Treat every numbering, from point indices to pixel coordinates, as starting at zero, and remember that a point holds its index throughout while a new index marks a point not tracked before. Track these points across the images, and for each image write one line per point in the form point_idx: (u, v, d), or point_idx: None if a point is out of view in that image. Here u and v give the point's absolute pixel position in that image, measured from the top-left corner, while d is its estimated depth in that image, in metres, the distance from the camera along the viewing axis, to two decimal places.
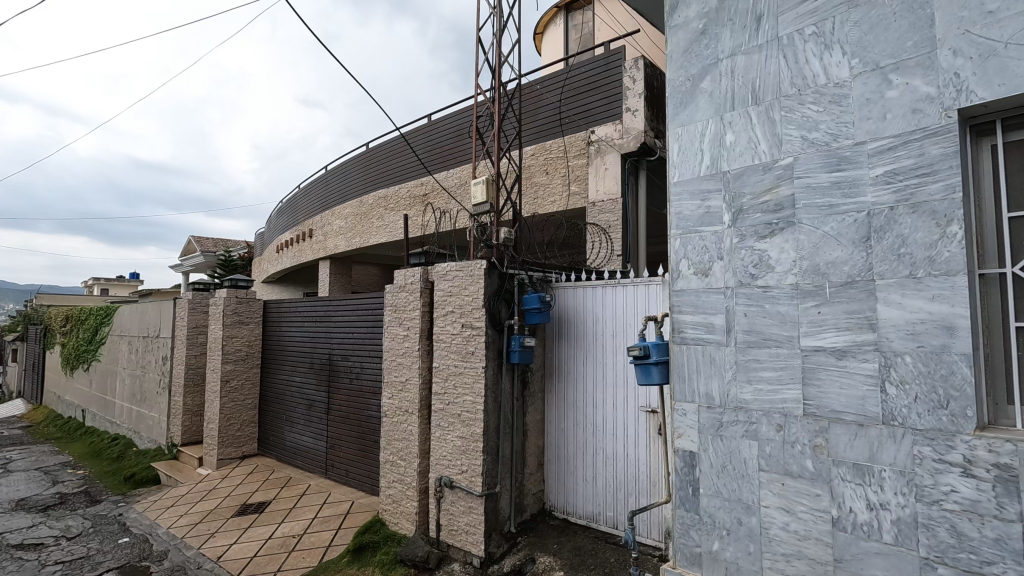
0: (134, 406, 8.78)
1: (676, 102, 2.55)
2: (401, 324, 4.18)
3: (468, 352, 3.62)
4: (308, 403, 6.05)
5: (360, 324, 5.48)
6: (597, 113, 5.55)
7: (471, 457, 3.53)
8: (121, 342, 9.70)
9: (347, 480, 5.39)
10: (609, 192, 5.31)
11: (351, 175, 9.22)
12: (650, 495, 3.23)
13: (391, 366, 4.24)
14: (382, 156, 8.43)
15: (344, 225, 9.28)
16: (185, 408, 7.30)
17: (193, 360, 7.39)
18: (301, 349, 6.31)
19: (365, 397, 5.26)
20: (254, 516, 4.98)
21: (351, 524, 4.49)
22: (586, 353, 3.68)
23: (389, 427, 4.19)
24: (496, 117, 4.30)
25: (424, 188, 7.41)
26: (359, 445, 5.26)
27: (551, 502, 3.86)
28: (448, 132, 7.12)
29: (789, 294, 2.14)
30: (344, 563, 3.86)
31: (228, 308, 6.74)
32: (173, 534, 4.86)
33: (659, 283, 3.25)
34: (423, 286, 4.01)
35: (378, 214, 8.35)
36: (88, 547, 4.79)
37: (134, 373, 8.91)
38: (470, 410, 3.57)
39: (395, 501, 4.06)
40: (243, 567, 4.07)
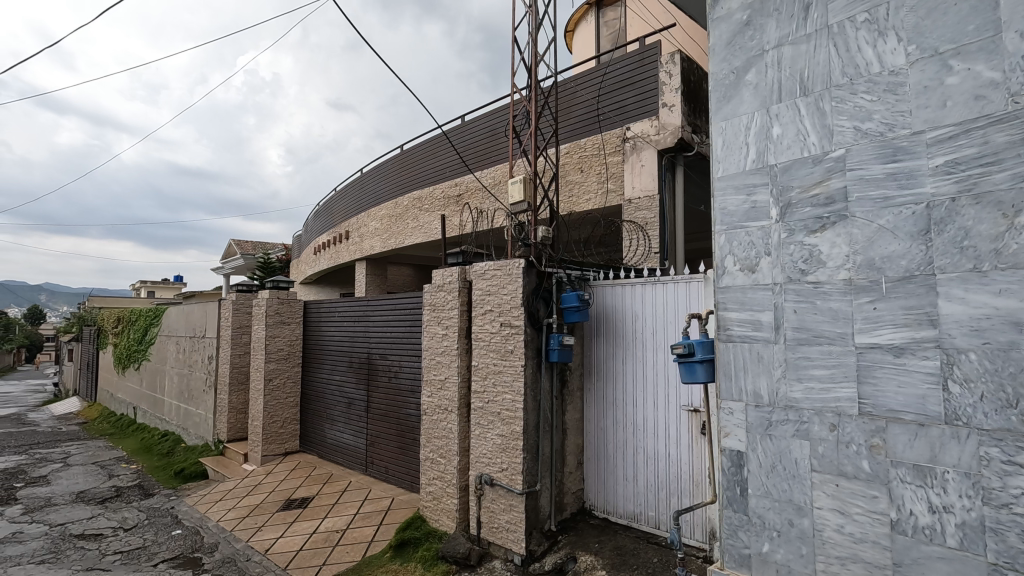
0: (182, 404, 9.13)
1: (720, 96, 2.51)
2: (439, 322, 4.23)
3: (507, 351, 3.64)
4: (347, 401, 6.17)
5: (398, 323, 5.57)
6: (632, 109, 5.50)
7: (511, 455, 3.54)
8: (169, 342, 10.10)
9: (387, 477, 5.48)
10: (645, 189, 5.26)
11: (386, 177, 9.37)
12: (693, 495, 3.19)
13: (430, 364, 4.29)
14: (417, 156, 8.54)
15: (380, 226, 9.45)
16: (230, 406, 7.53)
17: (237, 359, 7.63)
18: (340, 349, 6.45)
19: (404, 395, 5.35)
20: (298, 511, 5.12)
21: (392, 520, 4.56)
22: (626, 352, 3.64)
23: (429, 425, 4.25)
24: (533, 115, 4.29)
25: (458, 188, 7.48)
26: (399, 442, 5.35)
27: (590, 501, 3.84)
28: (482, 131, 7.19)
29: (841, 290, 2.08)
30: (386, 558, 3.93)
31: (270, 308, 6.93)
32: (222, 527, 5.03)
33: (701, 279, 3.19)
34: (461, 286, 4.05)
35: (413, 215, 8.46)
36: (144, 538, 5.00)
37: (182, 372, 9.27)
38: (510, 408, 3.58)
39: (435, 497, 4.11)
40: (289, 561, 4.18)
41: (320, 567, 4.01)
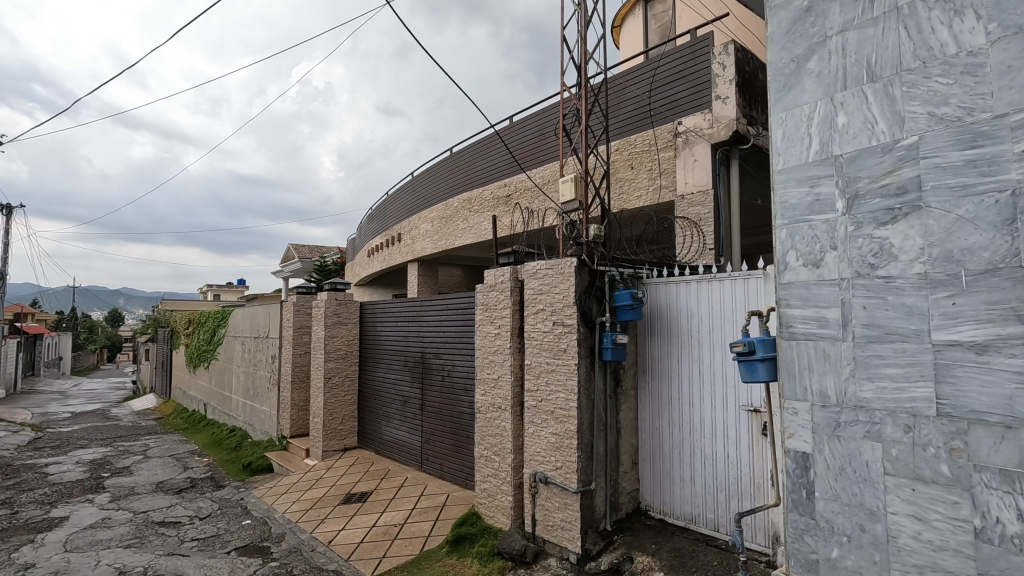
0: (248, 401, 9.60)
1: (780, 85, 2.43)
2: (491, 322, 4.29)
3: (561, 350, 3.64)
4: (403, 399, 6.33)
5: (451, 322, 5.67)
6: (684, 103, 5.39)
7: (566, 454, 3.55)
8: (235, 342, 10.65)
9: (442, 473, 5.60)
10: (699, 184, 5.14)
11: (436, 180, 9.56)
12: (754, 498, 3.11)
13: (483, 363, 4.35)
14: (466, 158, 8.66)
15: (430, 228, 9.65)
16: (292, 403, 7.87)
17: (298, 358, 7.96)
18: (395, 348, 6.63)
19: (457, 393, 5.44)
20: (358, 504, 5.30)
21: (448, 516, 4.65)
22: (681, 350, 3.58)
23: (483, 423, 4.31)
24: (583, 114, 4.28)
25: (507, 189, 7.54)
26: (453, 440, 5.45)
27: (646, 502, 3.80)
28: (531, 131, 7.22)
29: (915, 284, 1.98)
30: (444, 553, 4.02)
31: (329, 309, 7.20)
32: (288, 518, 5.28)
33: (760, 276, 3.11)
34: (513, 285, 4.08)
35: (464, 217, 8.58)
36: (218, 527, 5.30)
37: (248, 370, 9.76)
38: (563, 407, 3.59)
39: (490, 495, 4.16)
40: (351, 552, 4.34)
41: (381, 560, 4.13)
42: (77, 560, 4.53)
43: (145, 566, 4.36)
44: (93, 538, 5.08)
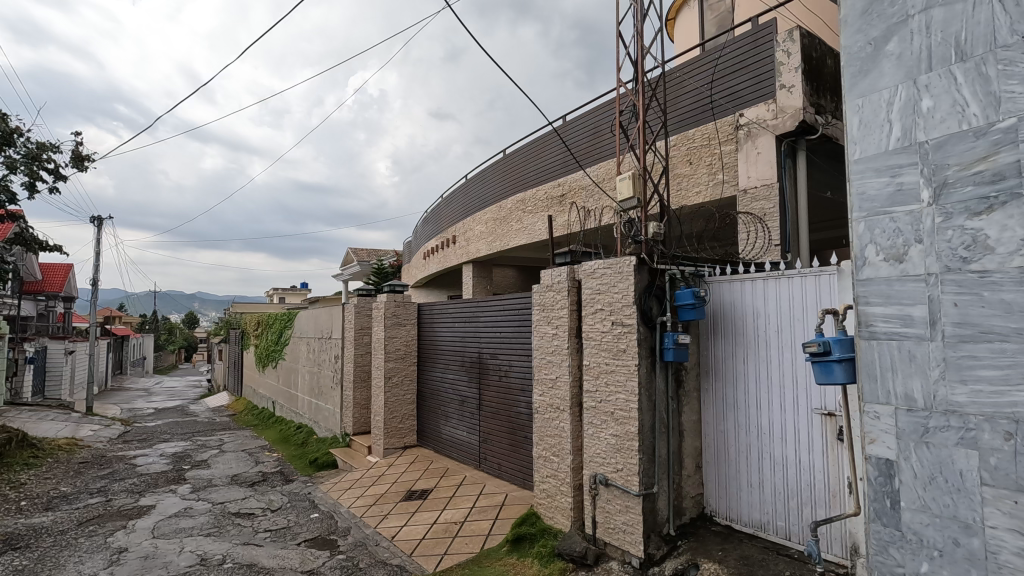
0: (313, 399, 10.01)
1: (856, 70, 2.28)
2: (549, 322, 4.28)
3: (620, 350, 3.59)
4: (460, 399, 6.42)
5: (507, 323, 5.70)
6: (746, 94, 5.20)
7: (627, 456, 3.49)
8: (300, 343, 11.14)
9: (500, 473, 5.64)
10: (762, 177, 4.94)
11: (490, 182, 9.65)
12: (829, 506, 2.96)
13: (541, 364, 4.35)
14: (519, 159, 8.70)
15: (484, 229, 9.75)
16: (355, 401, 8.15)
17: (360, 358, 8.23)
18: (452, 348, 6.74)
19: (514, 393, 5.47)
20: (419, 502, 5.42)
21: (507, 515, 4.67)
22: (746, 350, 3.45)
23: (541, 423, 4.30)
24: (640, 109, 4.20)
25: (561, 189, 7.52)
26: (510, 440, 5.48)
27: (711, 507, 3.68)
28: (585, 130, 7.16)
29: (1015, 279, 1.80)
30: (504, 552, 4.04)
31: (388, 311, 7.39)
32: (353, 513, 5.48)
33: (833, 272, 2.95)
34: (571, 285, 4.06)
35: (517, 217, 8.62)
36: (288, 519, 5.55)
37: (312, 370, 10.17)
38: (624, 408, 3.53)
39: (549, 495, 4.15)
40: (414, 548, 4.44)
41: (442, 556, 4.21)
42: (163, 546, 4.86)
43: (223, 553, 4.62)
44: (177, 526, 5.43)
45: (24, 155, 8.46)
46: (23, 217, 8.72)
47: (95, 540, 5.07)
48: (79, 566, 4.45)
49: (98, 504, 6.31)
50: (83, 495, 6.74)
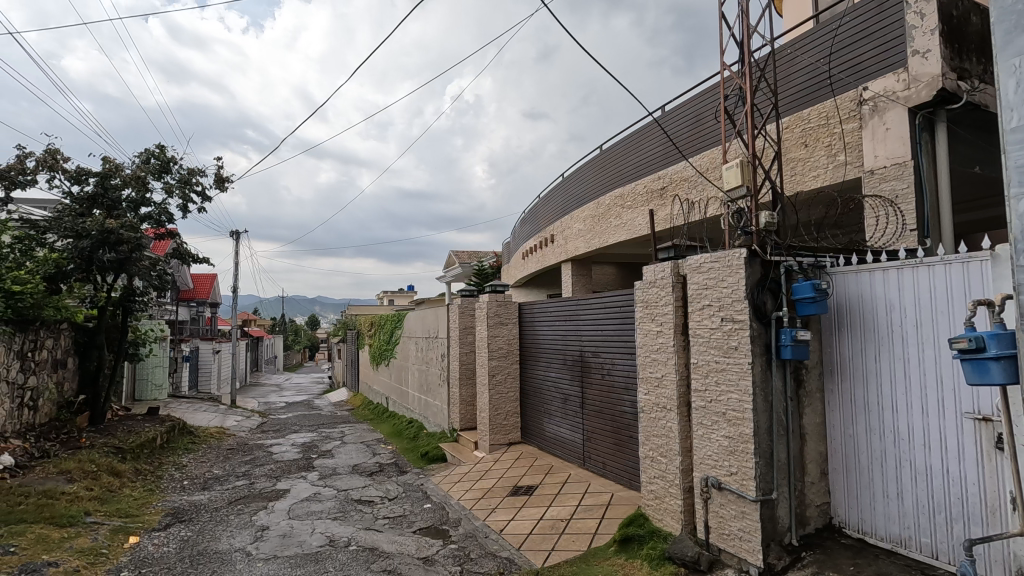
0: (422, 395, 10.55)
1: (1010, 26, 1.93)
2: (653, 319, 4.17)
3: (731, 348, 3.41)
4: (564, 397, 6.43)
5: (609, 321, 5.64)
6: (871, 65, 4.73)
7: (741, 459, 3.31)
8: (409, 342, 11.78)
9: (605, 472, 5.58)
10: (893, 155, 4.45)
11: (587, 179, 9.59)
12: (987, 523, 2.61)
13: (646, 362, 4.26)
14: (617, 154, 8.56)
15: (583, 228, 9.69)
16: (461, 398, 8.47)
17: (464, 356, 8.53)
18: (554, 346, 6.78)
19: (619, 393, 5.38)
20: (525, 497, 5.51)
21: (614, 515, 4.61)
22: (878, 347, 3.13)
23: (647, 423, 4.20)
24: (747, 92, 3.97)
25: (662, 182, 7.30)
26: (615, 439, 5.40)
27: (839, 517, 3.39)
28: (687, 118, 6.89)
29: None
30: (612, 551, 3.99)
31: (490, 311, 7.59)
32: (463, 505, 5.71)
33: (986, 258, 2.59)
34: (676, 281, 3.93)
35: (617, 214, 8.47)
36: (404, 508, 5.90)
37: (421, 368, 10.71)
38: (737, 408, 3.35)
39: (658, 497, 4.04)
40: (522, 542, 4.54)
41: (549, 552, 4.25)
42: (298, 526, 5.37)
43: (349, 536, 5.01)
44: (308, 509, 5.98)
45: (178, 180, 9.73)
46: (179, 235, 10.03)
47: (242, 518, 5.72)
48: (230, 539, 5.04)
49: (244, 486, 7.11)
50: (231, 477, 7.63)
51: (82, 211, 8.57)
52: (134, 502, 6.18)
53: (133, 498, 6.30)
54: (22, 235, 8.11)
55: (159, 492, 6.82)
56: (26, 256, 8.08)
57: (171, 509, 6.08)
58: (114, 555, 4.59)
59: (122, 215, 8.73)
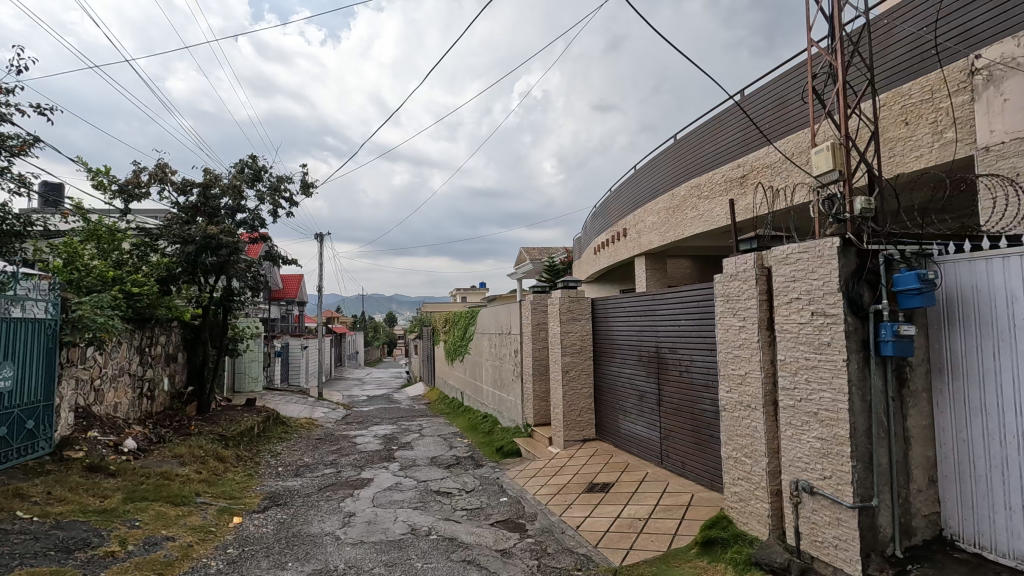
0: (496, 390, 10.71)
1: None
2: (735, 314, 3.99)
3: (823, 344, 3.20)
4: (639, 394, 6.30)
5: (686, 316, 5.46)
6: (986, 30, 4.28)
7: (835, 462, 3.09)
8: (483, 338, 11.99)
9: (684, 472, 5.41)
10: (1013, 129, 3.91)
11: (661, 170, 9.31)
12: None
13: (727, 358, 4.08)
14: (693, 142, 8.26)
15: (656, 221, 9.44)
16: (535, 394, 8.52)
17: (537, 352, 8.57)
18: (628, 342, 6.66)
19: (698, 390, 5.20)
20: (601, 494, 5.46)
21: (695, 516, 4.47)
22: (997, 343, 2.82)
23: (731, 422, 4.03)
24: (839, 69, 3.69)
25: (742, 169, 6.97)
26: (695, 438, 5.23)
27: (951, 529, 3.10)
28: (770, 101, 6.53)
29: None
30: (693, 554, 3.86)
31: (563, 307, 7.53)
32: (539, 500, 5.75)
33: None
34: (760, 274, 3.73)
35: (693, 205, 8.17)
36: (481, 500, 6.02)
37: (495, 363, 10.87)
38: (830, 408, 3.13)
39: (743, 499, 3.87)
40: (599, 540, 4.50)
41: (628, 551, 4.18)
42: (382, 514, 5.63)
43: (429, 526, 5.18)
44: (391, 497, 6.25)
45: (269, 187, 10.43)
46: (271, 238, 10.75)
47: (331, 504, 6.06)
48: (321, 523, 5.36)
49: (331, 474, 7.54)
50: (320, 465, 8.11)
51: (187, 219, 9.38)
52: (236, 485, 6.72)
53: (236, 482, 6.85)
54: (138, 242, 9.02)
55: (257, 476, 7.37)
56: (142, 261, 8.98)
57: (268, 493, 6.55)
58: (220, 533, 5.01)
59: (221, 221, 9.48)
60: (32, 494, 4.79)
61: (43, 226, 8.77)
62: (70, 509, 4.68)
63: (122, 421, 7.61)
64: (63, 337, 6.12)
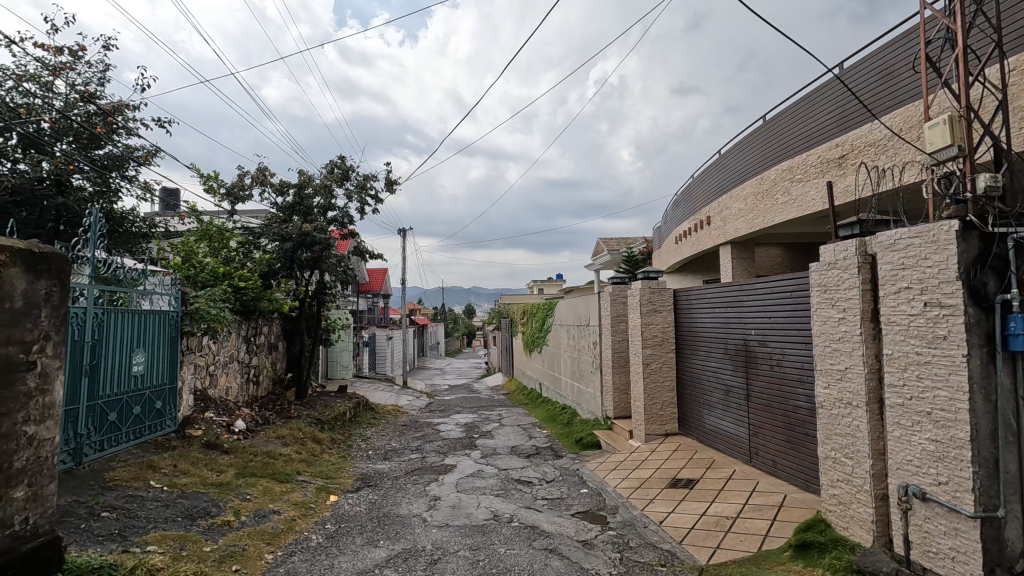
0: (575, 382, 10.69)
1: None
2: (834, 305, 3.73)
3: (937, 337, 2.91)
4: (726, 389, 6.05)
5: (778, 308, 5.16)
6: None
7: (952, 467, 2.82)
8: (561, 330, 11.99)
9: (775, 471, 5.15)
10: None
11: (749, 153, 8.82)
12: None
13: (825, 353, 3.83)
14: (785, 122, 7.75)
15: (743, 207, 8.97)
16: (615, 386, 8.42)
17: (617, 344, 8.46)
18: (714, 334, 6.39)
19: (791, 386, 4.91)
20: (685, 490, 5.32)
21: (788, 517, 4.24)
22: None
23: (828, 420, 3.79)
24: (958, 33, 3.31)
25: (841, 149, 6.46)
26: (787, 436, 4.96)
27: None
28: (876, 72, 5.99)
29: None
30: (786, 557, 3.67)
31: (644, 298, 7.33)
32: (620, 493, 5.70)
33: None
34: (863, 262, 3.46)
35: (784, 189, 7.68)
36: (561, 491, 6.06)
37: (573, 355, 10.85)
38: (946, 408, 2.86)
39: (842, 503, 3.63)
40: (683, 537, 4.40)
41: (715, 550, 4.05)
42: (466, 499, 5.82)
43: (511, 513, 5.29)
44: (474, 484, 6.44)
45: (357, 185, 10.98)
46: (358, 235, 11.33)
47: (418, 487, 6.35)
48: (409, 505, 5.63)
49: (417, 459, 7.88)
50: (407, 450, 8.50)
51: (285, 218, 10.08)
52: (332, 466, 7.20)
53: (332, 463, 7.34)
54: (243, 240, 9.84)
55: (350, 458, 7.85)
56: (247, 258, 9.80)
57: (361, 475, 6.97)
58: (319, 509, 5.40)
59: (314, 219, 10.11)
60: (161, 466, 5.39)
61: (165, 228, 9.78)
62: (193, 481, 5.24)
63: (233, 404, 8.37)
64: (183, 327, 6.82)
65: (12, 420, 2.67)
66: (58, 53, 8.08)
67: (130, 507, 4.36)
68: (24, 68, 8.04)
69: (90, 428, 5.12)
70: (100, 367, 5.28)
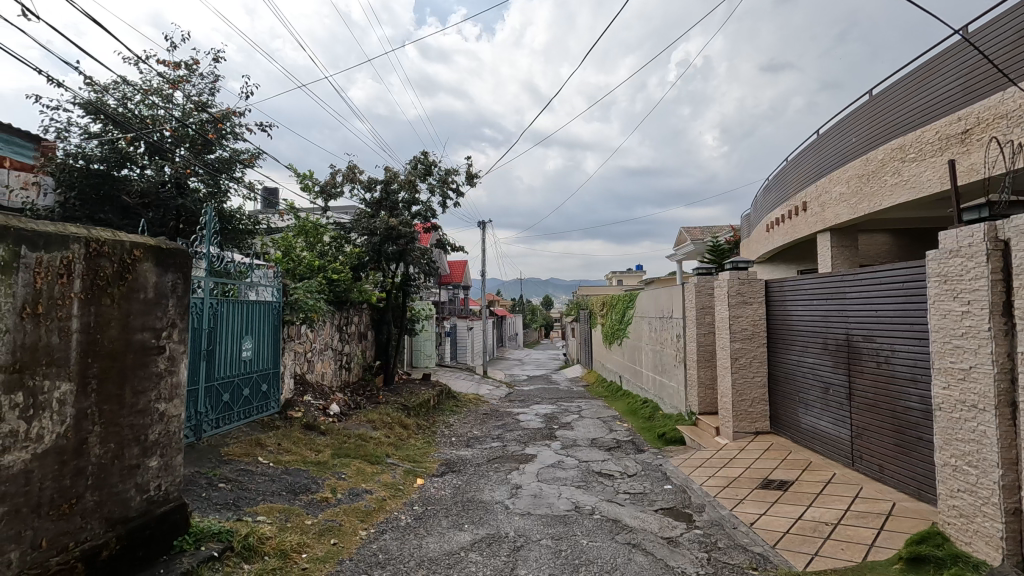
0: (657, 376, 10.41)
1: None
2: (957, 297, 3.36)
3: None
4: (824, 387, 5.66)
5: (887, 301, 4.73)
6: None
7: None
8: (642, 323, 11.70)
9: (882, 477, 4.76)
10: None
11: (852, 132, 8.13)
12: None
13: (945, 350, 3.46)
14: (895, 97, 7.06)
15: (845, 191, 8.29)
16: (700, 381, 8.11)
17: (703, 338, 8.14)
18: (811, 328, 5.99)
19: (902, 386, 4.50)
20: (779, 492, 5.05)
21: (897, 528, 3.91)
22: None
23: (948, 424, 3.43)
24: None
25: (964, 123, 5.79)
26: (896, 439, 4.56)
27: None
28: (1011, 33, 5.30)
29: None
30: (896, 570, 3.38)
31: (732, 290, 6.97)
32: (706, 491, 5.50)
33: None
34: (994, 250, 3.08)
35: (894, 169, 7.01)
36: (644, 486, 5.94)
37: (655, 348, 10.56)
38: None
39: (964, 515, 3.29)
40: (777, 541, 4.17)
41: (812, 557, 3.81)
42: (547, 489, 5.86)
43: (593, 505, 5.26)
44: (555, 474, 6.46)
45: (439, 180, 11.29)
46: (440, 228, 11.65)
47: (500, 475, 6.47)
48: (491, 492, 5.75)
49: (498, 447, 8.03)
50: (488, 438, 8.69)
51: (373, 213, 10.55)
52: (418, 450, 7.50)
53: (418, 447, 7.65)
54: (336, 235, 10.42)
55: (434, 444, 8.15)
56: (339, 251, 10.38)
57: (444, 460, 7.21)
58: (407, 491, 5.65)
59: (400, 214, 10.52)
60: (268, 444, 5.86)
61: (267, 225, 10.55)
62: (295, 459, 5.66)
63: (328, 389, 8.93)
64: (285, 316, 7.34)
65: (148, 397, 3.00)
66: (176, 67, 8.91)
67: (241, 480, 4.78)
68: (148, 83, 8.93)
69: (208, 407, 5.66)
70: (215, 352, 5.82)
